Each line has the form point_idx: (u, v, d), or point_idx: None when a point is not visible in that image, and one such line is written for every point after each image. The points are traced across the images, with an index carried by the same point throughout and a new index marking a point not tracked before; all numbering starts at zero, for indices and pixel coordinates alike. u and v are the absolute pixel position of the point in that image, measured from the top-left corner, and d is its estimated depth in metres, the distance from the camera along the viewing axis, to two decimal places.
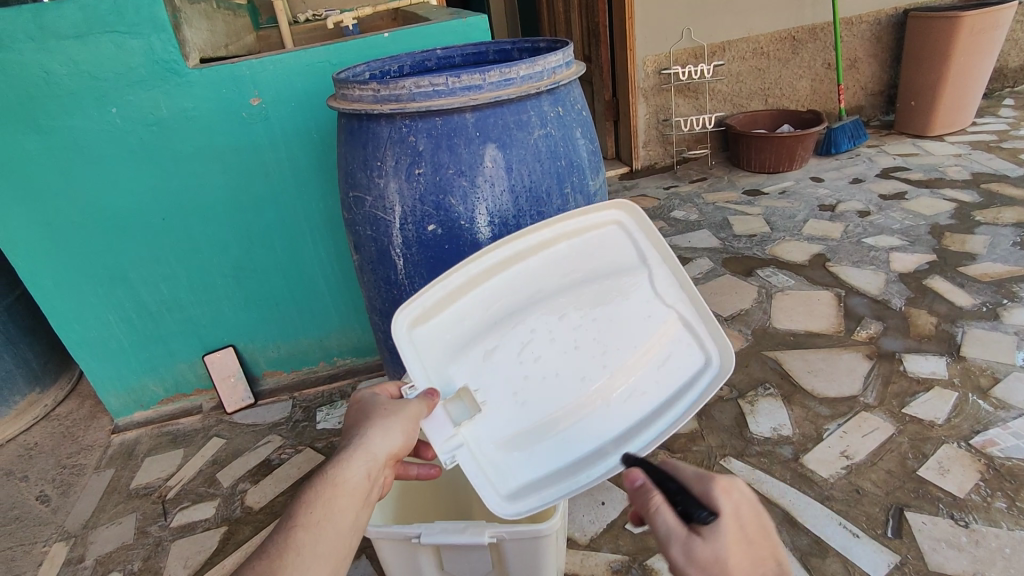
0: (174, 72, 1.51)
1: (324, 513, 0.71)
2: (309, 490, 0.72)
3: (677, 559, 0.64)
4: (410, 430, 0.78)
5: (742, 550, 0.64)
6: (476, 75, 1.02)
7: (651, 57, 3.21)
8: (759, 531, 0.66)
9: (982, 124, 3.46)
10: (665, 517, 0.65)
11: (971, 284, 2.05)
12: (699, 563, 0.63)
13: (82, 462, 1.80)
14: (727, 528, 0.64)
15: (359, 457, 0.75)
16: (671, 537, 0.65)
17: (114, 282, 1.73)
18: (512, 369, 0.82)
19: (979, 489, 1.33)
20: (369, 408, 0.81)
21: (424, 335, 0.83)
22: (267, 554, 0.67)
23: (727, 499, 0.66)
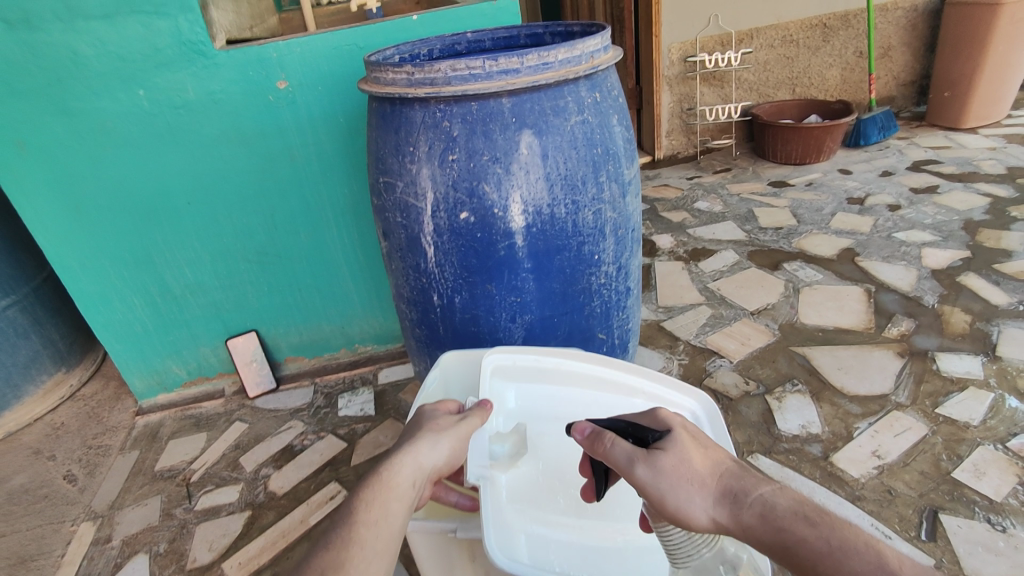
0: (201, 54, 1.50)
1: (381, 513, 0.72)
2: (365, 489, 0.73)
3: (646, 477, 0.69)
4: (457, 446, 0.79)
5: (701, 455, 0.71)
6: (513, 59, 0.99)
7: (677, 44, 3.14)
8: (708, 438, 0.74)
9: (1018, 117, 3.36)
10: (622, 445, 0.71)
11: (1007, 281, 2.00)
12: (665, 469, 0.69)
13: (107, 443, 1.82)
14: (682, 439, 0.72)
15: (409, 463, 0.76)
16: (634, 457, 0.70)
17: (140, 265, 1.74)
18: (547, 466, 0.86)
19: (1017, 494, 1.30)
20: (421, 420, 0.83)
21: (501, 388, 0.92)
22: (331, 545, 0.69)
23: (672, 417, 0.76)
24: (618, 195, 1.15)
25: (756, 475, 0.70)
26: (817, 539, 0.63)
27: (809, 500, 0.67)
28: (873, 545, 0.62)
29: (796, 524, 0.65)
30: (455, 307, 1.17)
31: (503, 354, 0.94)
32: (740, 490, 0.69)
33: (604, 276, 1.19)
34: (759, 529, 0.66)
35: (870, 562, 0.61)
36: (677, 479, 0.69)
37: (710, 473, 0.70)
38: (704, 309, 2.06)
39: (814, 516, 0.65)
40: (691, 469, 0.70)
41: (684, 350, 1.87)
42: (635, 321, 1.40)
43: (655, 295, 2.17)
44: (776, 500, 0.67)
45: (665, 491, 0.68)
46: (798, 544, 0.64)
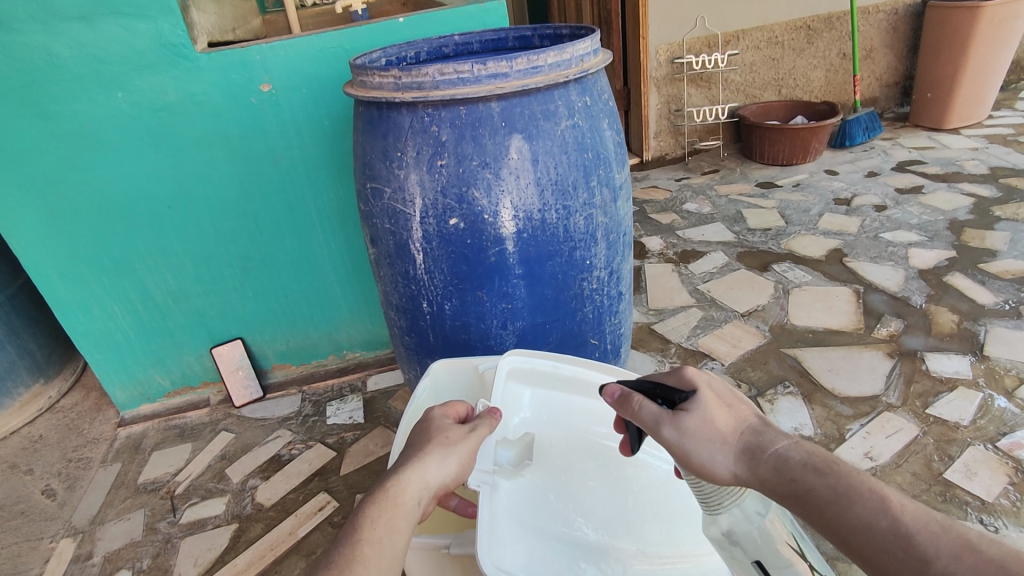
0: (182, 56, 1.46)
1: (386, 531, 0.68)
2: (370, 506, 0.69)
3: (671, 438, 0.71)
4: (466, 461, 0.77)
5: (724, 412, 0.71)
6: (503, 63, 0.97)
7: (663, 45, 3.15)
8: (735, 396, 0.73)
9: (999, 117, 3.40)
10: (650, 407, 0.73)
11: (992, 281, 2.01)
12: (688, 431, 0.70)
13: (88, 456, 1.77)
14: (707, 400, 0.72)
15: (417, 479, 0.72)
16: (660, 419, 0.72)
17: (121, 273, 1.69)
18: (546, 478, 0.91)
19: (1007, 493, 1.30)
20: (429, 430, 0.79)
21: (517, 391, 0.94)
22: (332, 565, 0.64)
23: (700, 378, 0.75)
24: (609, 199, 1.13)
25: (778, 430, 0.70)
26: (823, 487, 0.63)
27: (822, 453, 0.67)
28: (880, 492, 0.61)
29: (805, 474, 0.64)
30: (446, 315, 1.15)
31: (521, 356, 0.94)
32: (758, 445, 0.69)
33: (595, 281, 1.18)
34: (772, 481, 0.66)
35: (873, 508, 0.60)
36: (698, 441, 0.70)
37: (733, 432, 0.70)
38: (694, 311, 2.05)
39: (824, 467, 0.65)
40: (715, 429, 0.70)
41: (675, 353, 1.86)
42: (627, 326, 1.39)
43: (645, 297, 2.17)
44: (789, 454, 0.67)
45: (688, 452, 0.70)
46: (808, 493, 0.63)
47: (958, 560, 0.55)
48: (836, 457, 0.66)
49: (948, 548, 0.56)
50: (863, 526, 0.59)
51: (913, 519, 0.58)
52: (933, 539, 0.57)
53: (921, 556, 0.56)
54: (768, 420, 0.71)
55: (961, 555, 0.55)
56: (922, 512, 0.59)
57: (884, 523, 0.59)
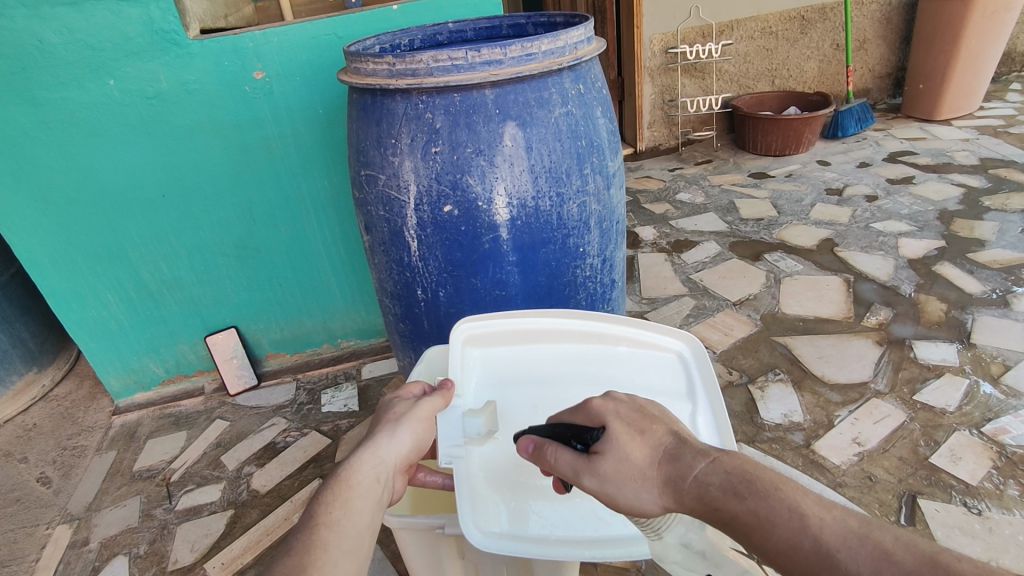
0: (173, 43, 1.45)
1: (343, 512, 0.69)
2: (324, 493, 0.71)
3: (592, 488, 0.64)
4: (420, 432, 0.77)
5: (638, 443, 0.65)
6: (496, 50, 0.97)
7: (658, 35, 3.14)
8: (647, 421, 0.67)
9: (990, 108, 3.43)
10: (566, 456, 0.65)
11: (980, 270, 2.04)
12: (609, 477, 0.63)
13: (83, 444, 1.77)
14: (620, 435, 0.65)
15: (368, 459, 0.73)
16: (578, 470, 0.64)
17: (115, 261, 1.69)
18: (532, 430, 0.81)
19: (991, 477, 1.33)
20: (379, 411, 0.80)
21: (475, 354, 0.90)
22: (293, 551, 0.66)
23: (608, 410, 0.68)
24: (602, 186, 1.14)
25: (694, 449, 0.64)
26: (744, 512, 0.59)
27: (741, 466, 0.61)
28: (799, 509, 0.58)
29: (726, 500, 0.60)
30: (440, 301, 1.15)
31: (471, 323, 0.91)
32: (678, 472, 0.63)
33: (589, 268, 1.19)
34: (698, 510, 0.61)
35: (795, 529, 0.57)
36: (620, 484, 0.63)
37: (653, 464, 0.64)
38: (686, 300, 2.07)
39: (745, 488, 0.60)
40: (635, 467, 0.63)
41: None
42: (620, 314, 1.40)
43: (639, 286, 2.18)
44: (709, 480, 0.61)
45: (613, 496, 0.64)
46: (731, 520, 0.60)
47: None
48: (755, 469, 0.62)
49: (868, 563, 0.54)
50: (787, 549, 0.57)
51: (832, 534, 0.57)
52: (853, 555, 0.55)
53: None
54: (682, 436, 0.66)
55: (880, 570, 0.54)
56: (840, 524, 0.57)
57: (807, 544, 0.57)
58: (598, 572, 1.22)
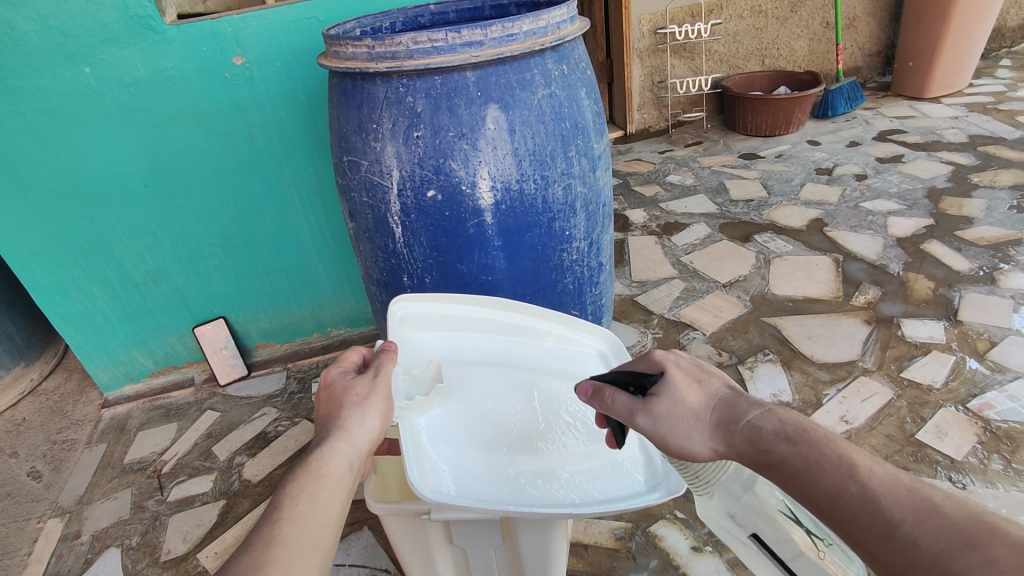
0: (150, 29, 1.42)
1: (310, 505, 0.69)
2: (291, 485, 0.70)
3: (646, 425, 0.70)
4: (385, 411, 0.77)
5: (694, 390, 0.71)
6: (477, 31, 0.95)
7: (647, 15, 3.09)
8: (704, 372, 0.73)
9: (979, 85, 3.42)
10: (622, 397, 0.71)
11: (968, 248, 2.05)
12: (662, 415, 0.69)
13: (73, 438, 1.77)
14: (676, 380, 0.71)
15: (340, 449, 0.73)
16: (634, 408, 0.70)
17: (98, 253, 1.67)
18: (468, 405, 0.86)
19: (976, 452, 1.34)
20: (336, 395, 0.79)
21: (412, 335, 0.93)
22: (252, 547, 0.64)
23: (668, 361, 0.75)
24: (588, 169, 1.13)
25: (750, 400, 0.69)
26: (795, 457, 0.63)
27: (795, 419, 0.66)
28: (849, 458, 0.61)
29: (778, 444, 0.64)
30: (427, 288, 1.14)
31: (409, 303, 0.94)
32: (731, 416, 0.68)
33: (576, 252, 1.18)
34: (746, 452, 0.66)
35: (843, 475, 0.60)
36: (673, 423, 0.69)
37: (705, 407, 0.70)
38: (676, 283, 2.07)
39: (797, 435, 0.64)
40: (688, 407, 0.69)
41: (658, 324, 1.88)
42: (609, 296, 1.40)
43: (629, 270, 2.18)
44: (762, 424, 0.66)
45: (665, 436, 0.69)
46: (780, 462, 0.63)
47: (922, 525, 0.56)
48: (806, 424, 0.66)
49: (911, 512, 0.57)
50: (833, 492, 0.60)
51: (880, 484, 0.59)
52: (898, 503, 0.58)
53: (886, 520, 0.57)
54: (739, 391, 0.71)
55: (923, 520, 0.56)
56: (889, 476, 0.60)
57: (853, 489, 0.59)
58: (590, 553, 1.23)
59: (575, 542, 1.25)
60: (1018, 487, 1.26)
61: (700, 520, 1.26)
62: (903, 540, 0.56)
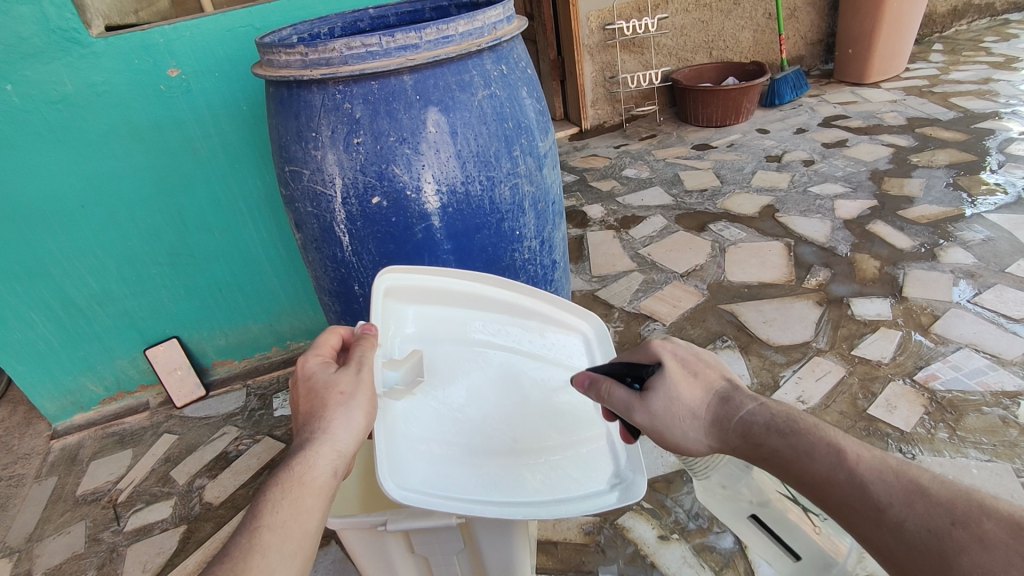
0: (76, 42, 1.37)
1: (291, 513, 0.66)
2: (272, 489, 0.68)
3: (643, 421, 0.71)
4: (370, 410, 0.73)
5: (691, 383, 0.73)
6: (411, 34, 0.94)
7: (594, 12, 3.11)
8: (700, 364, 0.75)
9: (915, 69, 3.56)
10: (620, 392, 0.72)
11: (910, 226, 2.12)
12: (659, 412, 0.71)
13: (20, 473, 1.69)
14: (674, 374, 0.73)
15: (325, 452, 0.71)
16: (631, 404, 0.71)
17: (36, 278, 1.60)
18: (448, 392, 0.81)
19: (923, 422, 1.40)
20: (321, 390, 0.74)
21: (398, 310, 0.85)
22: (230, 555, 0.62)
23: (665, 352, 0.76)
24: (534, 167, 1.13)
25: (743, 393, 0.72)
26: (786, 448, 0.66)
27: (787, 411, 0.69)
28: (837, 445, 0.64)
29: (769, 436, 0.67)
30: None
31: (396, 275, 0.85)
32: (726, 413, 0.71)
33: (527, 251, 1.19)
34: (740, 447, 0.69)
35: (832, 462, 0.63)
36: (671, 420, 0.71)
37: (702, 404, 0.72)
38: (636, 275, 2.09)
39: (786, 426, 0.68)
40: (685, 405, 0.71)
41: (619, 318, 1.90)
42: (565, 294, 1.41)
43: (588, 265, 2.20)
44: (753, 418, 0.69)
45: (663, 430, 0.71)
46: (772, 454, 0.67)
47: (910, 507, 0.58)
48: (795, 415, 0.69)
49: (900, 496, 0.59)
50: (824, 481, 0.63)
51: (869, 469, 0.62)
52: (887, 488, 0.60)
53: (876, 504, 0.60)
54: (735, 384, 0.74)
55: (912, 502, 0.58)
56: (878, 461, 0.62)
57: (842, 476, 0.62)
58: (559, 550, 1.23)
59: (544, 541, 1.26)
60: (963, 453, 1.31)
61: (666, 509, 1.28)
62: (894, 522, 0.59)
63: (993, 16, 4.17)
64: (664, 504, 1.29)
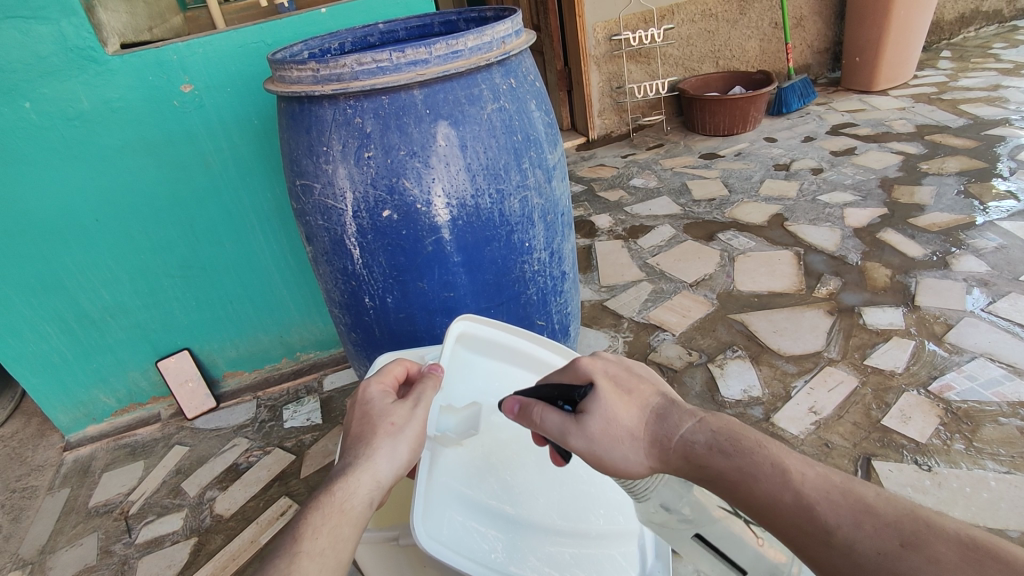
0: (92, 60, 1.39)
1: (330, 541, 0.67)
2: (314, 514, 0.68)
3: (581, 445, 0.69)
4: (415, 446, 0.74)
5: (627, 403, 0.71)
6: (421, 49, 0.95)
7: (601, 23, 3.13)
8: (633, 381, 0.74)
9: (923, 76, 3.55)
10: (553, 415, 0.71)
11: (921, 234, 2.11)
12: (597, 437, 0.69)
13: (34, 484, 1.70)
14: (607, 395, 0.71)
15: (365, 480, 0.71)
16: (566, 429, 0.70)
17: (51, 291, 1.61)
18: (491, 450, 0.85)
19: (939, 433, 1.38)
20: (372, 419, 0.75)
21: (464, 358, 0.90)
22: None
23: (596, 369, 0.75)
24: (543, 180, 1.14)
25: (682, 410, 0.70)
26: (730, 470, 0.64)
27: (726, 425, 0.67)
28: (782, 466, 0.63)
29: (712, 458, 0.65)
30: (389, 308, 1.13)
31: (474, 323, 0.91)
32: (665, 433, 0.69)
33: (537, 263, 1.19)
34: (684, 468, 0.67)
35: (778, 484, 0.62)
36: (608, 445, 0.69)
37: (639, 424, 0.70)
38: (644, 285, 2.09)
39: (729, 446, 0.65)
40: (622, 428, 0.70)
41: (628, 328, 1.89)
42: (574, 305, 1.41)
43: (596, 275, 2.20)
44: (694, 441, 0.67)
45: (600, 456, 0.69)
46: (717, 477, 0.65)
47: (860, 528, 0.57)
48: (739, 430, 0.67)
49: (850, 515, 0.58)
50: (771, 504, 0.61)
51: (814, 489, 0.60)
52: (834, 508, 0.59)
53: (825, 527, 0.58)
54: (670, 399, 0.72)
55: (862, 522, 0.57)
56: (822, 479, 0.61)
57: (789, 499, 0.61)
58: None
59: None
60: (980, 465, 1.29)
61: None
62: (843, 544, 0.57)
63: (1001, 23, 4.16)
64: None
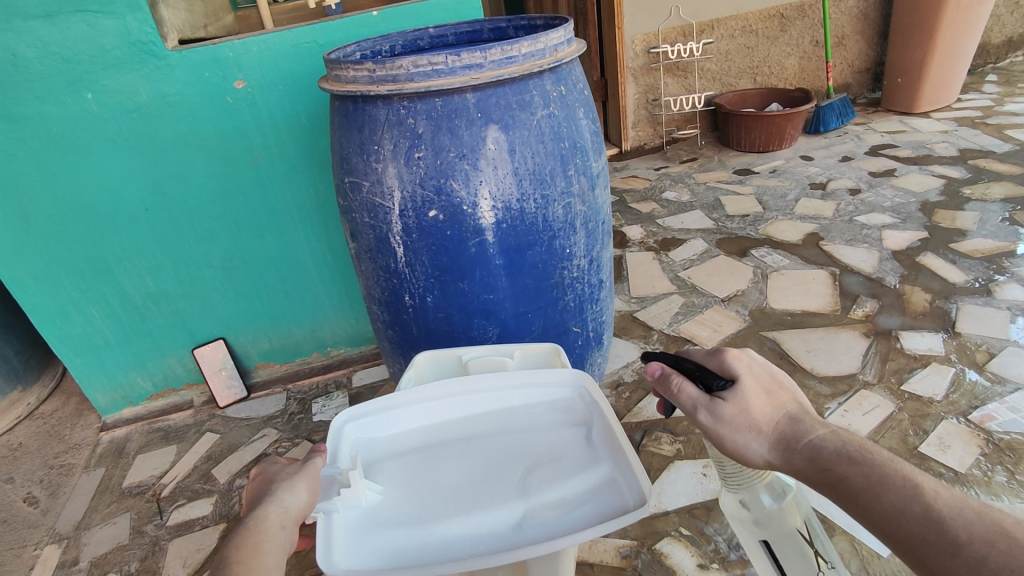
0: (152, 54, 1.44)
1: (253, 559, 0.66)
2: (231, 543, 0.67)
3: (707, 421, 0.73)
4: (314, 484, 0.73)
5: (763, 400, 0.73)
6: (476, 53, 0.97)
7: (639, 36, 3.15)
8: (776, 384, 0.74)
9: (967, 100, 3.48)
10: (689, 390, 0.75)
11: (963, 260, 2.06)
12: (725, 419, 0.72)
13: (71, 462, 1.75)
14: (748, 389, 0.73)
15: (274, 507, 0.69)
16: (697, 405, 0.74)
17: (97, 275, 1.66)
18: (416, 472, 0.80)
19: (980, 464, 1.34)
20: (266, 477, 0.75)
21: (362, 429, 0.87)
22: None
23: (743, 365, 0.75)
24: (586, 188, 1.14)
25: (816, 420, 0.71)
26: (857, 475, 0.65)
27: (857, 440, 0.68)
28: (914, 480, 0.63)
29: (839, 463, 0.66)
30: (428, 307, 1.15)
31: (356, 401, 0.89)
32: (794, 434, 0.70)
33: (576, 269, 1.19)
34: (807, 470, 0.68)
35: (907, 496, 0.62)
36: (735, 426, 0.71)
37: (772, 420, 0.72)
38: (675, 298, 2.08)
39: (859, 456, 0.67)
40: (752, 417, 0.72)
41: (658, 340, 1.88)
42: (609, 313, 1.41)
43: (627, 286, 2.19)
44: (824, 444, 0.68)
45: (723, 435, 0.72)
46: (842, 482, 0.66)
47: (992, 545, 0.57)
48: (868, 446, 0.68)
49: (981, 532, 0.58)
50: (898, 512, 0.61)
51: (946, 506, 0.60)
52: (965, 524, 0.59)
53: (953, 538, 0.58)
54: (808, 409, 0.73)
55: (994, 540, 0.57)
56: (958, 499, 0.61)
57: (917, 509, 0.61)
58: (595, 572, 1.22)
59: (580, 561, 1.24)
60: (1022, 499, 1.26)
61: (706, 538, 1.25)
62: (971, 558, 0.57)
63: None
64: (703, 532, 1.26)
